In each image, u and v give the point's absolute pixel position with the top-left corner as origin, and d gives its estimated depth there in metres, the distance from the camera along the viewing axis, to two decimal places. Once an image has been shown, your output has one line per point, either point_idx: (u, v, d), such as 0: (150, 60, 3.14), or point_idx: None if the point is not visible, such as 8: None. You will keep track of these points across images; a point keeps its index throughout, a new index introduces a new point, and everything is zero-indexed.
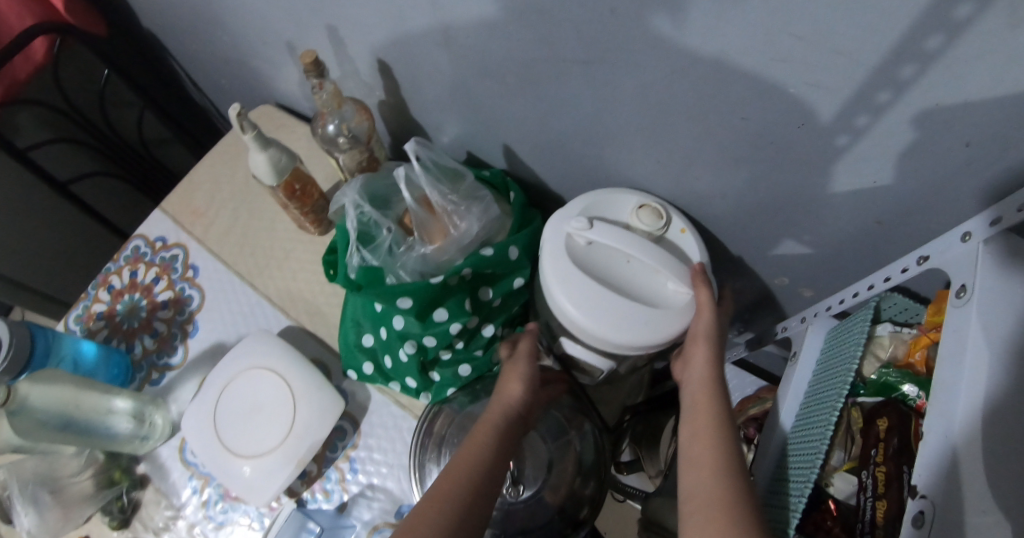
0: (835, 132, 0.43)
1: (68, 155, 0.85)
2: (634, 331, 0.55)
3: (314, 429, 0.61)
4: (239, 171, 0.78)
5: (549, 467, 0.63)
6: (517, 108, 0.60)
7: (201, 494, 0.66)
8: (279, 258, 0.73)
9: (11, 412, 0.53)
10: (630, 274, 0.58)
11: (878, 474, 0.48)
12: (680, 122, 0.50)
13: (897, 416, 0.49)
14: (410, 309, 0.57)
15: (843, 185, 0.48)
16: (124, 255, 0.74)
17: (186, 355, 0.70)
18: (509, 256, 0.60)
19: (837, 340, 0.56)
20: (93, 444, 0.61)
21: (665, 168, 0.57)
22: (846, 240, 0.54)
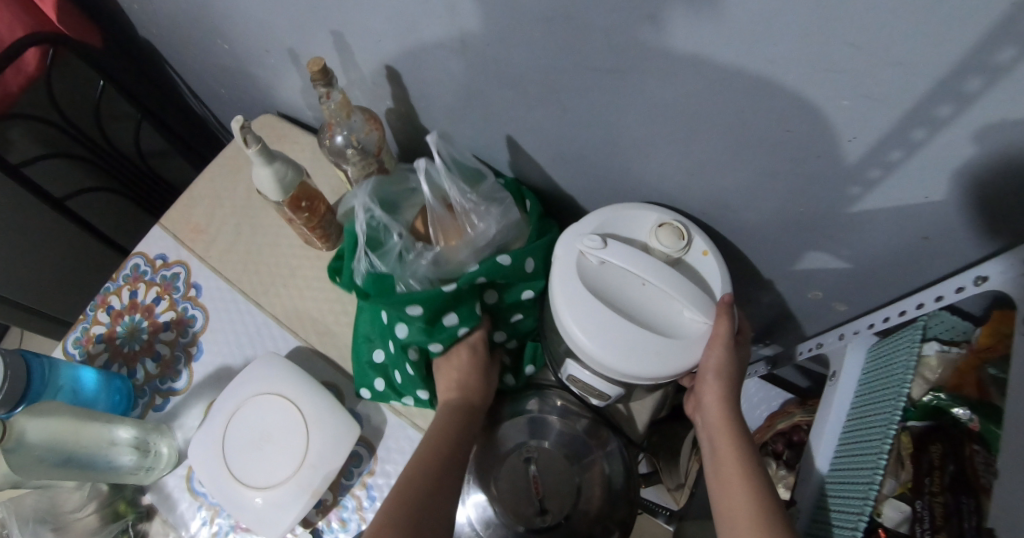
0: (888, 146, 0.40)
1: (63, 170, 0.82)
2: (644, 362, 0.50)
3: (329, 458, 0.56)
4: (239, 187, 0.73)
5: (577, 493, 0.59)
6: (537, 118, 0.56)
7: (211, 525, 0.61)
8: (285, 275, 0.68)
9: (9, 450, 0.49)
10: (644, 299, 0.53)
11: (935, 505, 0.46)
12: (716, 133, 0.47)
13: (950, 442, 0.48)
14: (419, 317, 0.54)
15: (892, 200, 0.45)
16: (123, 273, 0.70)
17: (190, 379, 0.66)
18: (525, 267, 0.56)
19: (882, 363, 0.53)
20: (98, 477, 0.57)
21: (696, 179, 0.54)
22: (888, 256, 0.51)
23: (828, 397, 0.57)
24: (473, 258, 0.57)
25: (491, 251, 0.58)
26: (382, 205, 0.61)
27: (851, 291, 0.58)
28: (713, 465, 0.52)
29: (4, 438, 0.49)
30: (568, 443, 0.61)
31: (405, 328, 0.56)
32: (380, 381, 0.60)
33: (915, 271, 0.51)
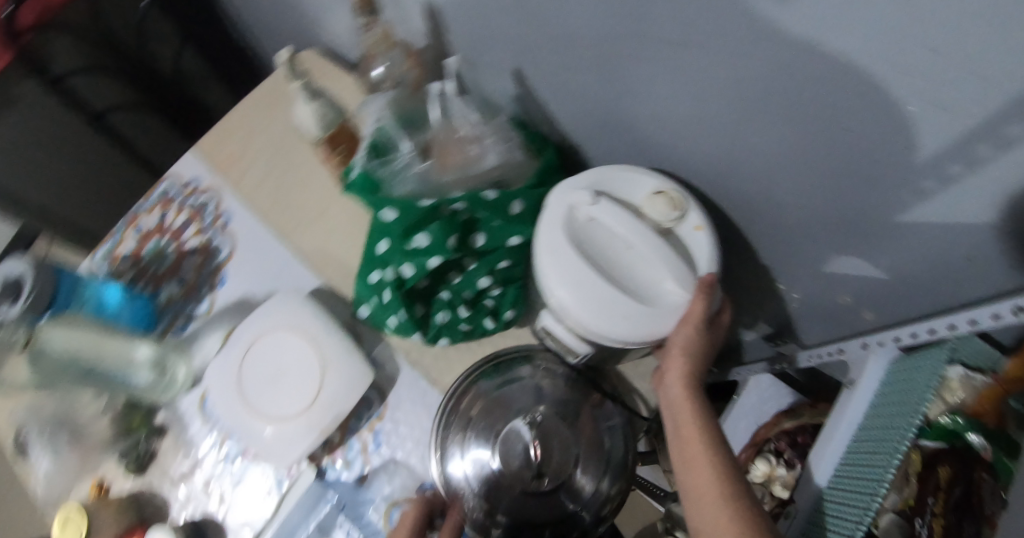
0: (949, 159, 0.38)
1: (106, 86, 0.82)
2: (613, 322, 0.50)
3: (341, 399, 0.57)
4: (278, 118, 0.72)
5: (575, 462, 0.56)
6: (589, 82, 0.55)
7: (220, 448, 0.63)
8: (315, 213, 0.67)
9: (32, 355, 0.55)
10: (628, 262, 0.53)
11: (935, 526, 0.45)
12: (774, 121, 0.45)
13: (959, 464, 0.47)
14: (393, 223, 0.52)
15: (943, 213, 0.43)
16: (155, 195, 0.71)
17: (212, 305, 0.66)
18: (511, 208, 0.53)
19: (903, 375, 0.52)
20: (126, 392, 0.61)
21: (746, 165, 0.52)
22: (927, 270, 0.49)
23: (841, 404, 0.55)
24: (460, 184, 0.53)
25: (484, 183, 0.54)
26: (401, 118, 0.56)
27: (884, 300, 0.56)
28: (675, 444, 0.51)
29: (26, 340, 0.54)
30: (563, 406, 0.58)
31: (388, 243, 0.53)
32: (374, 298, 0.58)
33: (952, 287, 0.49)
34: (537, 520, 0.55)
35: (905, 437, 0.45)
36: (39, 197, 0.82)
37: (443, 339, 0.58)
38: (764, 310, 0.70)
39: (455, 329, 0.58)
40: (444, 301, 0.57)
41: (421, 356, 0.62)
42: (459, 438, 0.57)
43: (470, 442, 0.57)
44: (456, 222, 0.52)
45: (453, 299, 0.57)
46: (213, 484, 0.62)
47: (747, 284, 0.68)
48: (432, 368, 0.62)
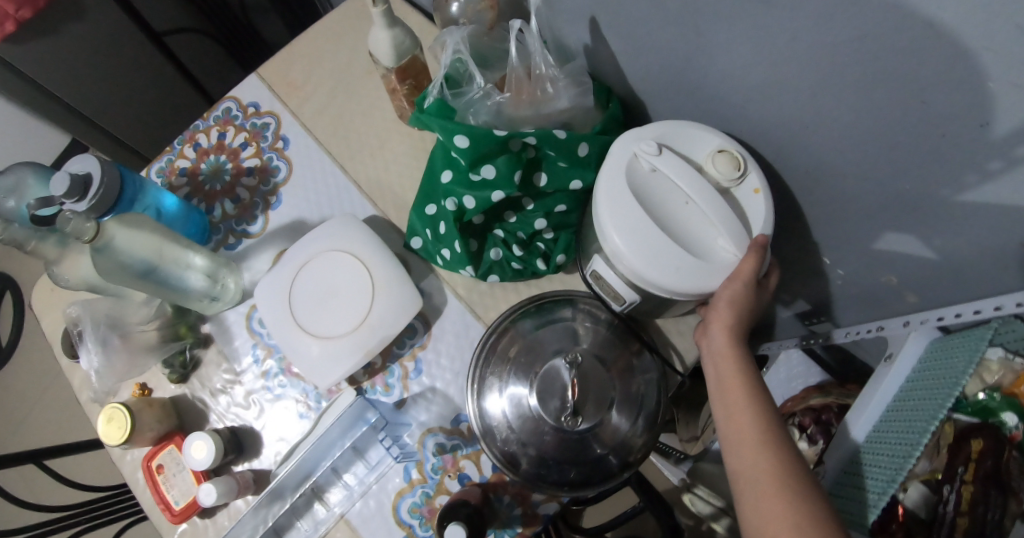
0: (1020, 139, 0.38)
1: (166, 6, 0.82)
2: (663, 272, 0.48)
3: (389, 323, 0.59)
4: (344, 48, 0.72)
5: (610, 406, 0.55)
6: (664, 34, 0.54)
7: (262, 364, 0.65)
8: (374, 145, 0.68)
9: (95, 249, 0.50)
10: (683, 215, 0.50)
11: (963, 492, 0.46)
12: (845, 90, 0.45)
13: (993, 440, 0.47)
14: (466, 150, 0.51)
15: (1006, 195, 0.42)
16: (214, 114, 0.71)
17: (265, 225, 0.68)
18: (577, 151, 0.53)
19: (946, 352, 0.52)
20: (162, 297, 0.59)
21: (811, 134, 0.52)
22: (979, 256, 0.49)
23: (880, 376, 0.56)
24: (531, 122, 0.54)
25: (554, 123, 0.55)
26: (476, 55, 0.57)
27: (929, 282, 0.56)
28: (716, 395, 0.49)
29: (93, 237, 0.49)
30: (600, 352, 0.58)
31: (451, 174, 0.55)
32: (428, 231, 0.60)
33: (1004, 274, 0.49)
34: (562, 458, 0.54)
35: (944, 408, 0.46)
36: (102, 112, 0.85)
37: (493, 276, 0.61)
38: (804, 285, 0.71)
39: (505, 266, 0.60)
40: (499, 238, 0.59)
41: (467, 292, 0.63)
42: (496, 378, 0.57)
43: (506, 379, 0.57)
44: (523, 158, 0.52)
45: (508, 238, 0.59)
46: (254, 397, 0.64)
47: (790, 257, 0.69)
48: (478, 305, 0.63)
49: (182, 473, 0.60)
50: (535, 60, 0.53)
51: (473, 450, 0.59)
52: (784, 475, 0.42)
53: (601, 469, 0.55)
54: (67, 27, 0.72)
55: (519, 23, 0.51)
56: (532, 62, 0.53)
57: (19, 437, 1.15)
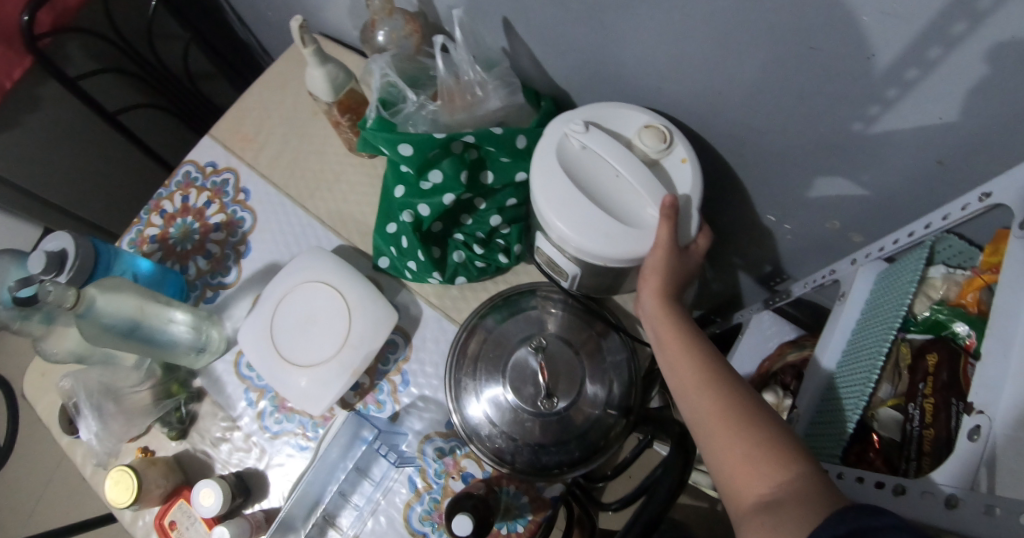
0: (905, 64, 0.40)
1: (116, 85, 0.86)
2: (594, 239, 0.51)
3: (369, 339, 0.61)
4: (287, 99, 0.76)
5: (582, 386, 0.57)
6: (578, 35, 0.58)
7: (256, 406, 0.66)
8: (330, 180, 0.72)
9: (79, 314, 0.52)
10: (614, 189, 0.53)
11: (925, 406, 0.46)
12: (745, 51, 0.48)
13: (947, 351, 0.47)
14: (410, 157, 0.55)
15: (907, 121, 0.45)
16: (175, 180, 0.74)
17: (240, 275, 0.70)
18: (516, 143, 0.57)
19: (890, 282, 0.54)
20: (149, 353, 0.61)
21: (729, 102, 0.54)
22: (904, 185, 0.51)
23: (836, 315, 0.57)
24: (468, 125, 0.58)
25: (489, 123, 0.59)
26: (404, 77, 0.62)
27: (868, 219, 0.58)
28: (660, 353, 0.50)
29: (76, 301, 0.52)
30: (568, 335, 0.60)
31: (404, 188, 0.59)
32: (392, 248, 0.63)
33: (930, 197, 0.51)
34: (549, 443, 0.56)
35: (894, 324, 0.48)
36: (71, 194, 0.87)
37: (460, 278, 0.64)
38: (758, 247, 0.74)
39: (471, 266, 0.63)
40: (460, 242, 0.63)
41: (440, 300, 0.66)
42: (471, 381, 0.59)
43: (481, 376, 0.59)
44: (467, 159, 0.56)
45: (468, 240, 0.63)
46: (253, 439, 0.65)
47: (738, 220, 0.71)
48: (451, 309, 0.66)
49: (194, 525, 0.62)
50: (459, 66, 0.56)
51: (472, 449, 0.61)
52: (729, 409, 0.43)
53: (593, 440, 0.57)
54: (26, 119, 0.75)
55: (441, 36, 0.54)
56: (461, 70, 0.57)
57: (38, 524, 1.14)
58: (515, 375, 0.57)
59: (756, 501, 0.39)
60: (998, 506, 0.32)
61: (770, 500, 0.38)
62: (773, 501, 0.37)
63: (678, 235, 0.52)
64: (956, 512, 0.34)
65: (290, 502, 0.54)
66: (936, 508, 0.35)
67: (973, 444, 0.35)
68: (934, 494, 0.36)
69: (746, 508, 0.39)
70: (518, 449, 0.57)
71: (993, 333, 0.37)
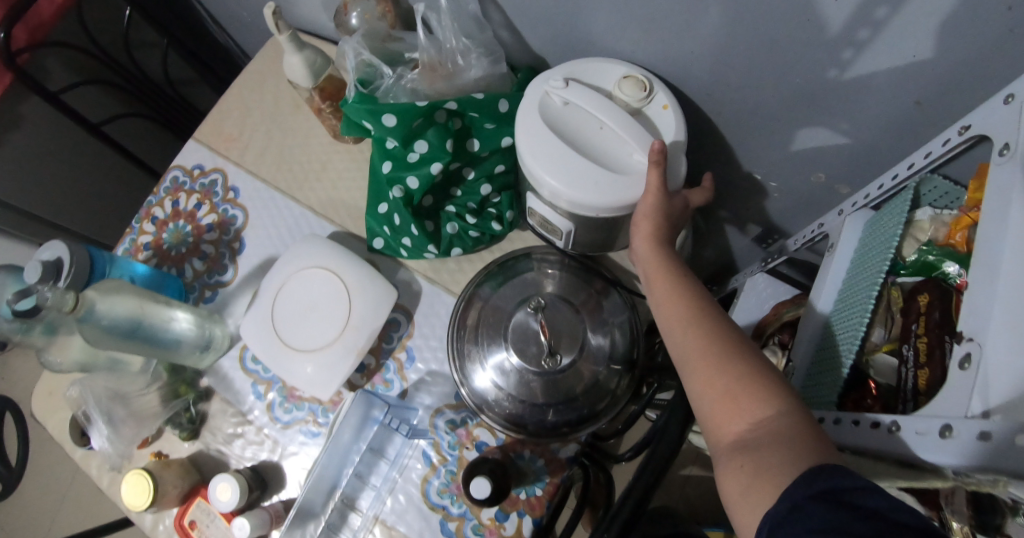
0: (874, 3, 0.39)
1: (98, 96, 0.87)
2: (585, 190, 0.51)
3: (371, 319, 0.61)
4: (268, 94, 0.77)
5: (584, 345, 0.58)
6: (543, 7, 0.56)
7: (265, 398, 0.66)
8: (318, 169, 0.72)
9: (80, 318, 0.52)
10: (600, 140, 0.53)
11: (920, 345, 0.40)
12: (709, 8, 0.46)
13: (938, 290, 0.41)
14: (394, 128, 0.55)
15: (882, 63, 0.43)
16: (163, 186, 0.74)
17: (237, 272, 0.70)
18: (499, 108, 0.58)
19: (876, 231, 0.48)
20: (152, 354, 0.61)
21: (697, 64, 0.53)
22: (885, 129, 0.49)
23: (824, 269, 0.51)
24: (450, 93, 0.58)
25: (471, 90, 0.59)
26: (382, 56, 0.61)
27: (855, 168, 0.55)
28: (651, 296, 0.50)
29: (74, 306, 0.51)
30: (567, 295, 0.60)
31: (391, 164, 0.60)
32: (385, 228, 0.64)
33: (909, 140, 0.49)
34: (560, 399, 0.57)
35: (887, 255, 0.43)
36: (59, 208, 0.89)
37: (456, 249, 0.64)
38: None
39: (466, 237, 0.64)
40: (452, 213, 0.63)
41: (437, 274, 0.66)
42: (474, 349, 0.60)
43: (485, 344, 0.59)
44: (451, 128, 0.57)
45: (460, 211, 0.63)
46: (266, 431, 0.65)
47: None
48: (449, 282, 0.66)
49: (214, 522, 0.62)
50: (442, 38, 0.57)
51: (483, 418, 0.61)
52: (716, 347, 0.43)
53: (601, 394, 0.58)
54: (6, 139, 0.76)
55: (422, 5, 0.55)
56: (441, 40, 0.57)
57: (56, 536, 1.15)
58: (516, 338, 0.57)
59: (736, 435, 0.40)
60: (993, 431, 0.28)
61: (749, 441, 0.39)
62: (750, 444, 0.38)
63: (668, 180, 0.52)
64: (951, 442, 0.30)
65: (307, 487, 0.54)
66: (931, 442, 0.31)
67: (965, 373, 0.31)
68: (928, 429, 0.31)
69: (726, 444, 0.40)
70: (524, 412, 0.57)
71: (978, 263, 0.34)
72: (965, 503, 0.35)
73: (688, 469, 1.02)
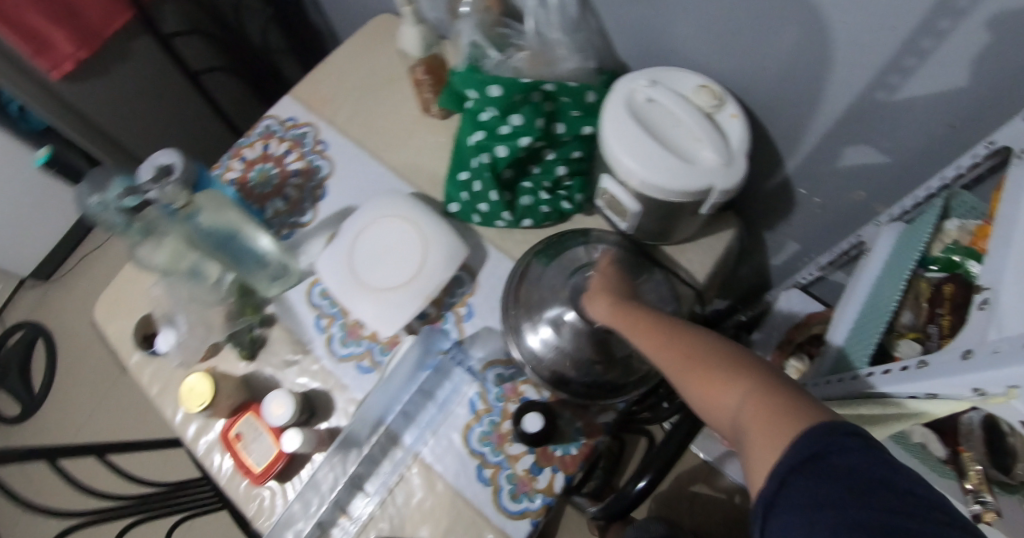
0: (921, 35, 0.47)
1: (199, 46, 0.95)
2: (659, 172, 0.58)
3: (441, 270, 0.67)
4: (364, 66, 0.84)
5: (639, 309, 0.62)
6: (637, 14, 0.64)
7: (326, 331, 0.70)
8: (404, 135, 0.78)
9: (185, 215, 0.59)
10: (674, 133, 0.60)
11: (943, 323, 0.49)
12: (784, 26, 0.54)
13: (961, 286, 0.50)
14: (497, 98, 0.62)
15: (926, 87, 0.51)
16: (256, 131, 0.81)
17: (315, 216, 0.76)
18: (587, 98, 0.65)
19: (905, 244, 0.57)
20: (233, 269, 0.66)
21: (764, 77, 0.60)
22: (925, 150, 0.56)
23: (859, 273, 0.62)
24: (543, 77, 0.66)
25: (562, 78, 0.66)
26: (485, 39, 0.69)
27: (891, 187, 0.62)
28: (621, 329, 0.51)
29: (185, 204, 0.59)
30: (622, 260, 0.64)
31: (482, 133, 0.65)
32: (463, 194, 0.70)
33: (945, 157, 0.55)
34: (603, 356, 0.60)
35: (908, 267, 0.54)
36: (147, 145, 0.97)
37: (527, 221, 0.71)
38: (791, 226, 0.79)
39: (536, 212, 0.70)
40: (528, 189, 0.69)
41: (503, 243, 0.72)
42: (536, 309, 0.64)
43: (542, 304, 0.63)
44: (544, 108, 0.64)
45: (535, 187, 0.69)
46: (322, 363, 0.69)
47: None
48: (513, 249, 0.72)
49: (260, 438, 0.65)
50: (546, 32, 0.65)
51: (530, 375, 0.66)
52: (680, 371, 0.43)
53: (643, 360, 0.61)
54: (117, 70, 0.84)
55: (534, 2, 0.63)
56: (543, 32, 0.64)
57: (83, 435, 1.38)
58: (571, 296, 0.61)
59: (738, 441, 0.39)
60: (1003, 347, 0.35)
61: (743, 433, 0.38)
62: (740, 437, 0.38)
63: (731, 177, 0.58)
64: (970, 360, 0.38)
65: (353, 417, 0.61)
66: (954, 365, 0.39)
67: (982, 313, 0.40)
68: (954, 354, 0.40)
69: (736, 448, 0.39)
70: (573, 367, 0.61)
71: (998, 235, 0.42)
72: (980, 441, 0.45)
73: (695, 487, 1.07)
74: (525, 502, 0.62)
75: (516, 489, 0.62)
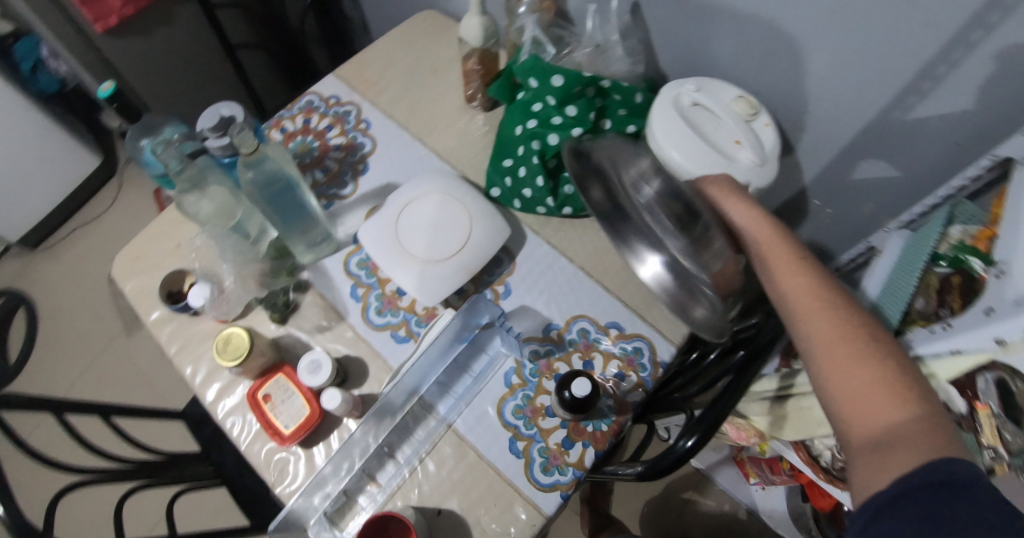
0: (936, 63, 0.54)
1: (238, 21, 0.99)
2: (703, 165, 0.63)
3: (485, 247, 0.69)
4: (411, 54, 0.87)
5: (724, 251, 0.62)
6: (684, 28, 0.70)
7: (361, 301, 0.71)
8: (447, 122, 0.82)
9: (250, 162, 0.56)
10: (716, 133, 0.66)
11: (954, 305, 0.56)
12: (816, 48, 0.60)
13: (967, 278, 0.55)
14: (558, 88, 0.67)
15: (937, 110, 0.58)
16: (298, 105, 0.82)
17: (355, 190, 0.77)
18: (635, 99, 0.71)
19: (916, 241, 0.63)
20: (275, 224, 0.64)
21: (793, 93, 0.67)
22: (932, 167, 0.63)
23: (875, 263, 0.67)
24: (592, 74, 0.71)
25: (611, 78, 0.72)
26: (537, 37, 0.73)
27: (900, 199, 0.70)
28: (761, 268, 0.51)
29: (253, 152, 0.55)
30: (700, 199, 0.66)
31: (535, 122, 0.69)
32: (507, 180, 0.74)
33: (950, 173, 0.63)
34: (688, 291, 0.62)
35: (923, 258, 0.59)
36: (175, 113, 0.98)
37: (567, 208, 0.73)
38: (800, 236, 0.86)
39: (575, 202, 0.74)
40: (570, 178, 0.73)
41: (541, 228, 0.75)
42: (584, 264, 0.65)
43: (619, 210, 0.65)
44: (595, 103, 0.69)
45: None
46: (357, 331, 0.69)
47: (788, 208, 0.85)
48: (549, 234, 0.75)
49: (290, 399, 0.63)
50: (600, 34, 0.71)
51: (565, 353, 0.68)
52: (848, 351, 0.44)
53: None
54: None
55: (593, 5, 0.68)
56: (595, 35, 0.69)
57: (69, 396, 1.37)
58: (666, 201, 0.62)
59: (869, 436, 0.41)
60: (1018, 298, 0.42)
61: (878, 442, 0.40)
62: (883, 441, 0.40)
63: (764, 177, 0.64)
64: (993, 313, 0.44)
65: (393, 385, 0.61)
66: (979, 320, 0.46)
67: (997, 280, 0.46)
68: (977, 311, 0.46)
69: (857, 441, 0.42)
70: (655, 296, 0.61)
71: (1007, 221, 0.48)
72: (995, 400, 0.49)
73: None
74: (556, 475, 0.62)
75: (548, 462, 0.63)
